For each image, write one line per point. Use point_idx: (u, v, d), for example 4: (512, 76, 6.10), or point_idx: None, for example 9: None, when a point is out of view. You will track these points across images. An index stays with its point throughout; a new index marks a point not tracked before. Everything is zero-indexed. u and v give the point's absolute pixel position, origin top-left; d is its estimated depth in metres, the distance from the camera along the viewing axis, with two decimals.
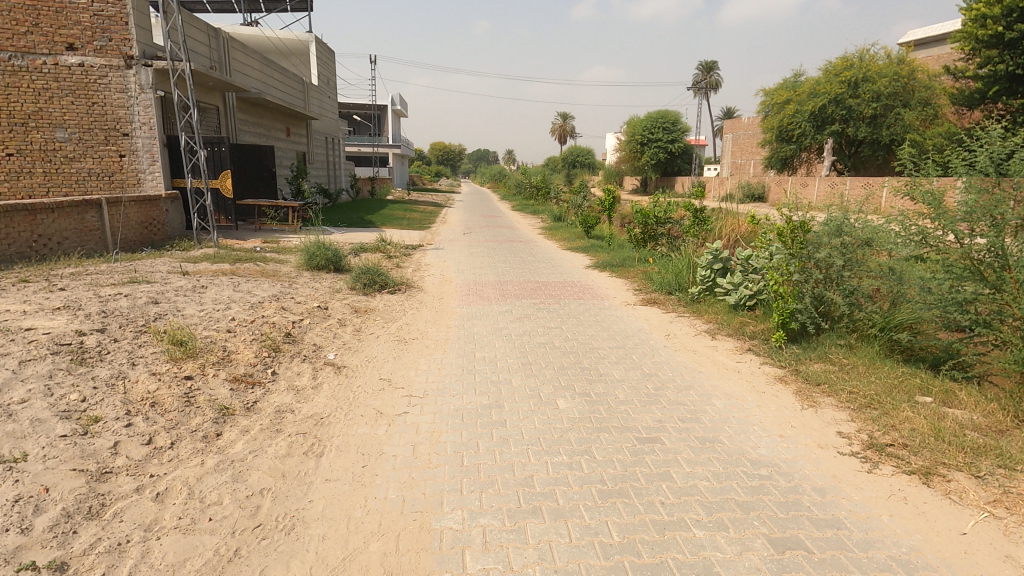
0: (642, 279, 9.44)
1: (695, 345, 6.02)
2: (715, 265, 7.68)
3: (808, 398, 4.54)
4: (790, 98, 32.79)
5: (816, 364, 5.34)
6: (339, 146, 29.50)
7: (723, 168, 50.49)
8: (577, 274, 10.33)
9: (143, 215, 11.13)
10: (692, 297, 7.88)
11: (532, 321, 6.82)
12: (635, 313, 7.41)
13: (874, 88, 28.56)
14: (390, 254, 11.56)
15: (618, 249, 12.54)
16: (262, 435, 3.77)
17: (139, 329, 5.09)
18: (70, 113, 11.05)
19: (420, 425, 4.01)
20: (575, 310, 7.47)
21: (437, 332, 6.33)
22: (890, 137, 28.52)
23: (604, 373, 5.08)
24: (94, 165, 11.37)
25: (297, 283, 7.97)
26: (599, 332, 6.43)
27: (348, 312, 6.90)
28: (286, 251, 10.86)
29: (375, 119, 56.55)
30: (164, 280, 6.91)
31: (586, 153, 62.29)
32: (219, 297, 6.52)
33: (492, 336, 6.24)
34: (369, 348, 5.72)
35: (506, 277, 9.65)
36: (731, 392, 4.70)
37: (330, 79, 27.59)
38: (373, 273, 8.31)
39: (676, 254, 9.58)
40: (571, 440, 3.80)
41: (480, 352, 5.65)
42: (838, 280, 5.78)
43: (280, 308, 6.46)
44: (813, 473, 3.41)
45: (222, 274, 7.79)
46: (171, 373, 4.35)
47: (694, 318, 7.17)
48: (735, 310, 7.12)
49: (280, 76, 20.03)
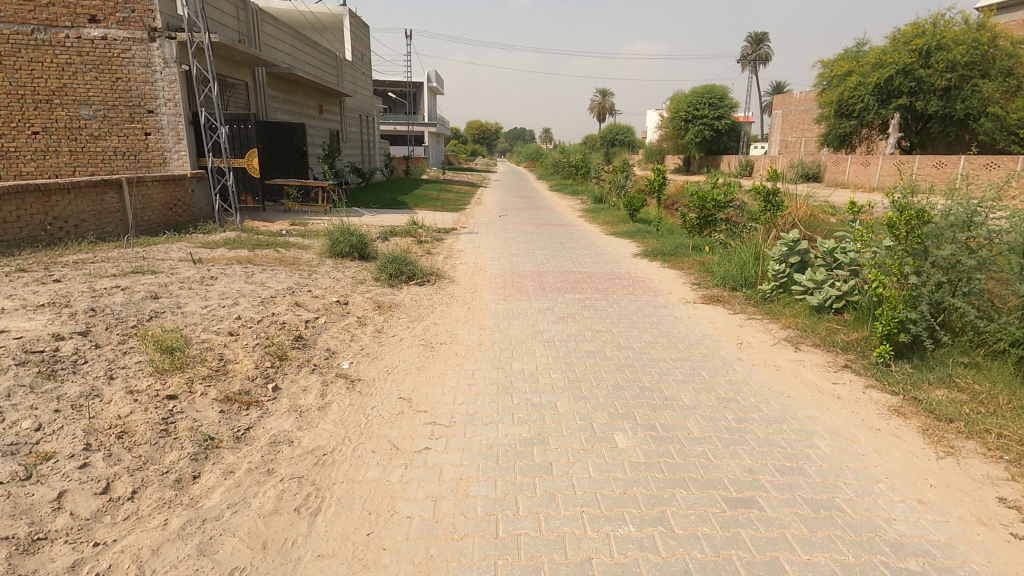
0: (699, 271, 8.38)
1: (776, 359, 5.00)
2: (790, 259, 6.59)
3: (943, 442, 3.53)
4: (852, 70, 30.27)
5: (936, 389, 4.28)
6: (373, 124, 28.84)
7: (772, 146, 47.74)
8: (625, 263, 9.31)
9: (168, 196, 10.62)
10: (762, 296, 6.82)
11: (578, 323, 5.90)
12: (697, 314, 6.40)
13: (950, 58, 25.99)
14: (421, 239, 10.80)
15: (668, 236, 11.43)
16: (249, 480, 3.02)
17: (127, 331, 4.42)
18: (95, 90, 10.58)
19: (445, 469, 3.19)
20: (626, 309, 6.51)
21: (469, 335, 5.50)
22: (965, 111, 26.09)
23: (670, 397, 4.15)
24: (120, 144, 10.93)
25: (317, 273, 7.26)
26: (657, 339, 5.47)
27: (369, 309, 6.13)
28: (311, 235, 10.23)
29: (410, 97, 55.78)
30: (171, 270, 6.29)
31: (625, 132, 60.24)
32: (227, 290, 5.84)
33: (532, 341, 5.38)
34: (390, 355, 4.93)
35: (546, 267, 8.72)
36: (836, 428, 3.71)
37: (364, 55, 26.86)
38: (400, 262, 7.53)
39: (738, 244, 8.47)
40: (639, 501, 2.91)
41: (517, 363, 4.79)
42: (962, 283, 4.65)
43: (293, 305, 5.74)
44: (985, 571, 2.45)
45: (237, 262, 7.15)
46: (151, 391, 3.64)
47: (768, 322, 6.12)
48: (818, 313, 6.04)
49: (312, 51, 19.35)
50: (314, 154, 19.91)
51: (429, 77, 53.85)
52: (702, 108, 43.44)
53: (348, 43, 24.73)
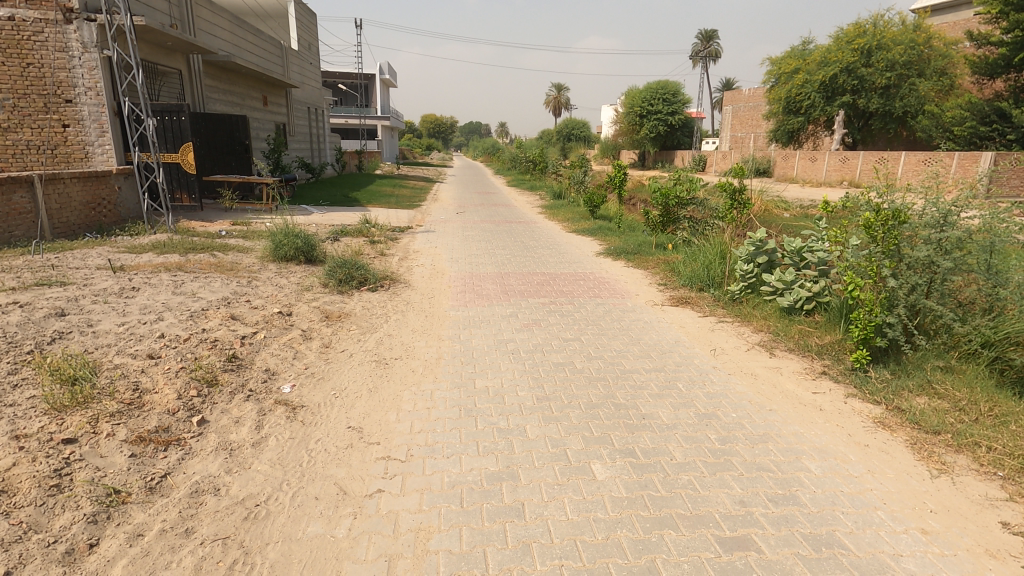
0: (664, 271, 8.17)
1: (752, 366, 4.77)
2: (758, 259, 6.42)
3: (935, 458, 3.33)
4: (799, 68, 31.17)
5: (917, 396, 4.12)
6: (323, 117, 27.72)
7: (723, 142, 48.80)
8: (589, 263, 9.03)
9: (90, 194, 9.66)
10: (731, 297, 6.64)
11: (544, 331, 5.54)
12: (667, 318, 6.14)
13: (889, 57, 27.07)
14: (374, 239, 10.22)
15: (629, 233, 11.23)
16: (160, 547, 2.50)
17: (20, 360, 3.75)
18: (1, 76, 9.39)
19: (400, 517, 2.74)
20: (593, 313, 6.20)
21: (427, 348, 5.04)
22: (904, 109, 27.21)
23: (647, 415, 3.83)
24: (34, 137, 9.78)
25: (258, 280, 6.63)
26: (628, 347, 5.16)
27: (316, 320, 5.58)
28: (254, 236, 9.49)
29: (362, 89, 54.20)
30: (85, 281, 5.55)
31: (582, 127, 60.41)
32: (151, 303, 5.18)
33: (496, 353, 4.98)
34: (340, 375, 4.43)
35: (508, 269, 8.32)
36: (824, 446, 3.46)
37: (312, 45, 25.72)
38: (351, 266, 6.99)
39: (703, 242, 8.30)
40: (625, 548, 2.55)
41: (481, 379, 4.39)
42: (938, 285, 4.50)
43: (228, 318, 5.13)
44: None
45: (165, 269, 6.44)
46: (44, 436, 3.03)
47: (739, 325, 5.91)
48: (789, 314, 5.90)
49: (254, 38, 18.25)
50: (259, 148, 18.86)
51: (381, 69, 52.35)
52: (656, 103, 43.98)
53: (294, 32, 23.62)
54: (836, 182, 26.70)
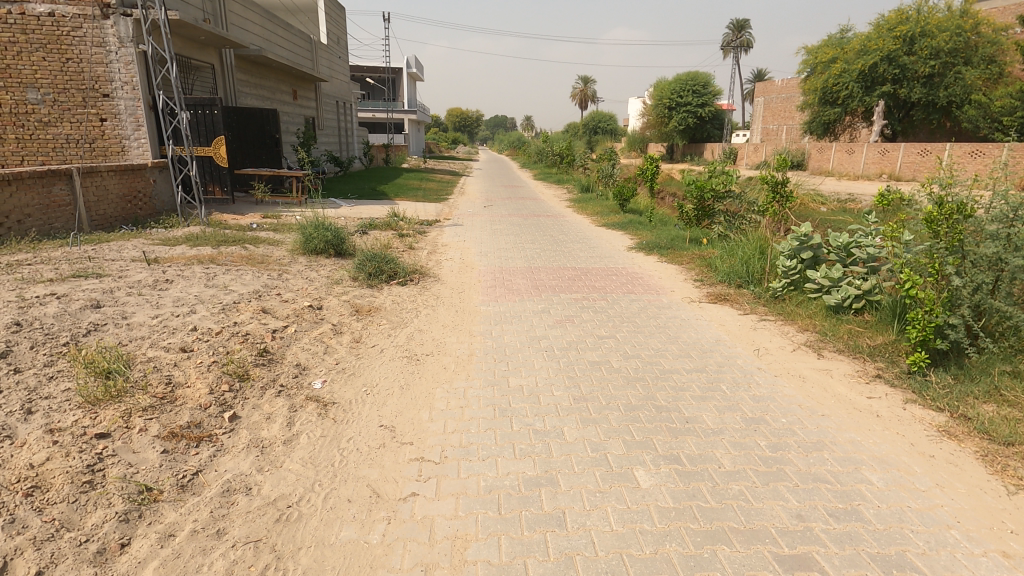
0: (700, 266, 7.91)
1: (799, 367, 4.52)
2: (802, 255, 6.14)
3: (1010, 472, 3.07)
4: (837, 57, 30.11)
5: (983, 403, 3.83)
6: (351, 111, 27.88)
7: (754, 134, 47.58)
8: (620, 257, 8.82)
9: (126, 187, 9.82)
10: (772, 294, 6.35)
11: (578, 328, 5.37)
12: (706, 315, 5.90)
13: (933, 45, 25.88)
14: (402, 232, 10.16)
15: (661, 228, 10.96)
16: (192, 548, 2.43)
17: (56, 352, 3.75)
18: (42, 71, 9.68)
19: (436, 523, 2.62)
20: (628, 310, 6.01)
21: (458, 345, 4.92)
22: (948, 99, 26.06)
23: (690, 419, 3.64)
24: (73, 131, 10.05)
25: (288, 273, 6.61)
26: (667, 346, 4.96)
27: (346, 314, 5.51)
28: (284, 229, 9.52)
29: (389, 83, 54.41)
30: (120, 273, 5.59)
31: (609, 119, 59.62)
32: (183, 296, 5.18)
33: (529, 349, 4.83)
34: (371, 371, 4.34)
35: (538, 263, 8.17)
36: (885, 456, 3.23)
37: (340, 39, 25.84)
38: (380, 259, 6.92)
39: (741, 236, 8.01)
40: (675, 563, 2.39)
41: (514, 377, 4.25)
42: (1006, 284, 4.18)
43: (259, 312, 5.10)
44: None
45: (197, 262, 6.46)
46: (77, 430, 3.00)
47: (783, 323, 5.64)
48: (835, 313, 5.62)
49: (284, 32, 18.36)
50: (289, 142, 19.04)
51: (408, 63, 52.45)
52: (686, 95, 43.10)
53: (323, 26, 23.73)
54: (875, 175, 25.78)
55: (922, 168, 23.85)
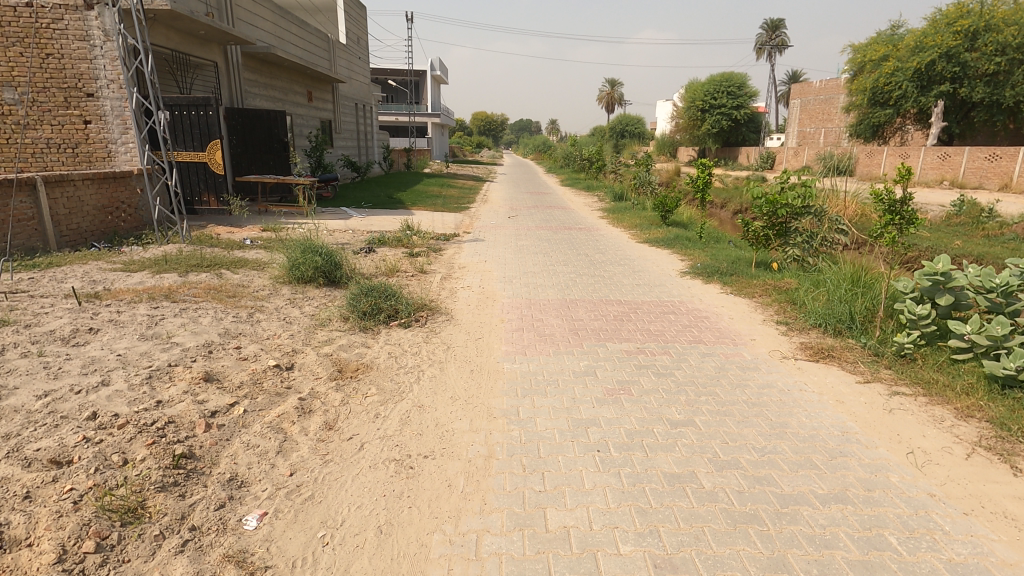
0: (779, 301, 6.30)
1: (995, 497, 2.90)
2: (939, 300, 4.48)
3: None
4: (888, 54, 27.83)
5: None
6: (371, 114, 26.79)
7: (790, 137, 45.24)
8: (673, 286, 7.28)
9: (106, 197, 8.63)
10: (897, 352, 4.67)
11: (639, 408, 3.82)
12: (811, 384, 4.31)
13: (999, 39, 23.47)
14: (413, 251, 8.76)
15: (716, 247, 9.32)
16: None
17: None
18: (19, 68, 8.51)
19: None
20: (703, 372, 4.47)
21: (469, 438, 3.42)
22: (1016, 98, 23.69)
23: None
24: (54, 134, 8.86)
25: (261, 312, 5.23)
26: (776, 444, 3.41)
27: (323, 379, 4.09)
28: (276, 247, 8.18)
29: (412, 86, 53.43)
30: (32, 319, 4.27)
31: (637, 123, 57.70)
32: (102, 356, 3.82)
33: (573, 450, 3.30)
34: (339, 491, 2.87)
35: (574, 295, 6.66)
36: None
37: (360, 39, 24.70)
38: (379, 295, 5.51)
39: (831, 266, 6.36)
40: None
41: (554, 511, 2.75)
42: None
43: (198, 381, 3.69)
44: None
45: (147, 297, 5.13)
46: None
47: (929, 401, 3.99)
48: (1004, 389, 3.92)
49: (299, 30, 17.21)
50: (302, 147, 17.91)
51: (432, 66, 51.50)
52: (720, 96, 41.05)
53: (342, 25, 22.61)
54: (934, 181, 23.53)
55: (990, 174, 21.55)
